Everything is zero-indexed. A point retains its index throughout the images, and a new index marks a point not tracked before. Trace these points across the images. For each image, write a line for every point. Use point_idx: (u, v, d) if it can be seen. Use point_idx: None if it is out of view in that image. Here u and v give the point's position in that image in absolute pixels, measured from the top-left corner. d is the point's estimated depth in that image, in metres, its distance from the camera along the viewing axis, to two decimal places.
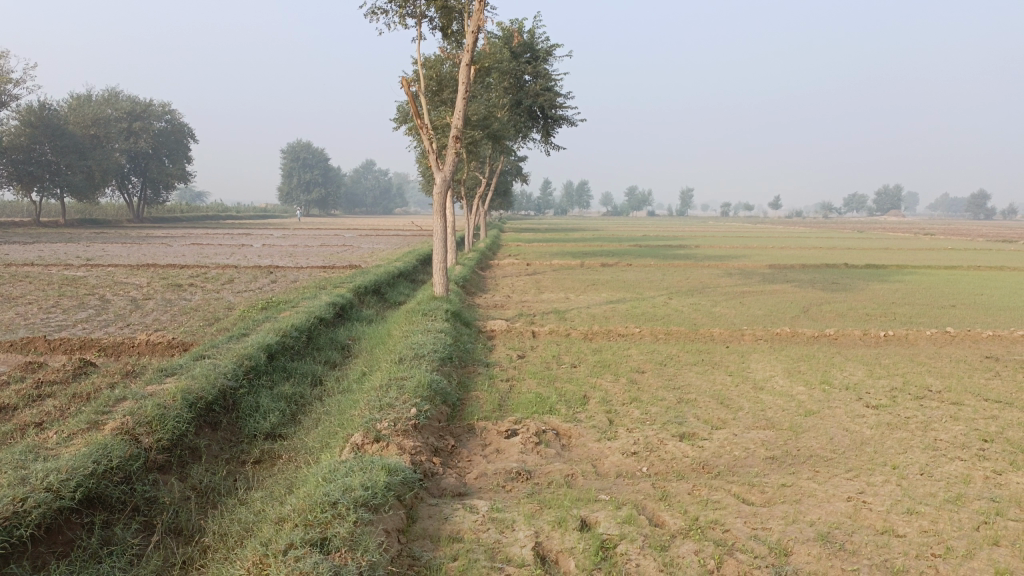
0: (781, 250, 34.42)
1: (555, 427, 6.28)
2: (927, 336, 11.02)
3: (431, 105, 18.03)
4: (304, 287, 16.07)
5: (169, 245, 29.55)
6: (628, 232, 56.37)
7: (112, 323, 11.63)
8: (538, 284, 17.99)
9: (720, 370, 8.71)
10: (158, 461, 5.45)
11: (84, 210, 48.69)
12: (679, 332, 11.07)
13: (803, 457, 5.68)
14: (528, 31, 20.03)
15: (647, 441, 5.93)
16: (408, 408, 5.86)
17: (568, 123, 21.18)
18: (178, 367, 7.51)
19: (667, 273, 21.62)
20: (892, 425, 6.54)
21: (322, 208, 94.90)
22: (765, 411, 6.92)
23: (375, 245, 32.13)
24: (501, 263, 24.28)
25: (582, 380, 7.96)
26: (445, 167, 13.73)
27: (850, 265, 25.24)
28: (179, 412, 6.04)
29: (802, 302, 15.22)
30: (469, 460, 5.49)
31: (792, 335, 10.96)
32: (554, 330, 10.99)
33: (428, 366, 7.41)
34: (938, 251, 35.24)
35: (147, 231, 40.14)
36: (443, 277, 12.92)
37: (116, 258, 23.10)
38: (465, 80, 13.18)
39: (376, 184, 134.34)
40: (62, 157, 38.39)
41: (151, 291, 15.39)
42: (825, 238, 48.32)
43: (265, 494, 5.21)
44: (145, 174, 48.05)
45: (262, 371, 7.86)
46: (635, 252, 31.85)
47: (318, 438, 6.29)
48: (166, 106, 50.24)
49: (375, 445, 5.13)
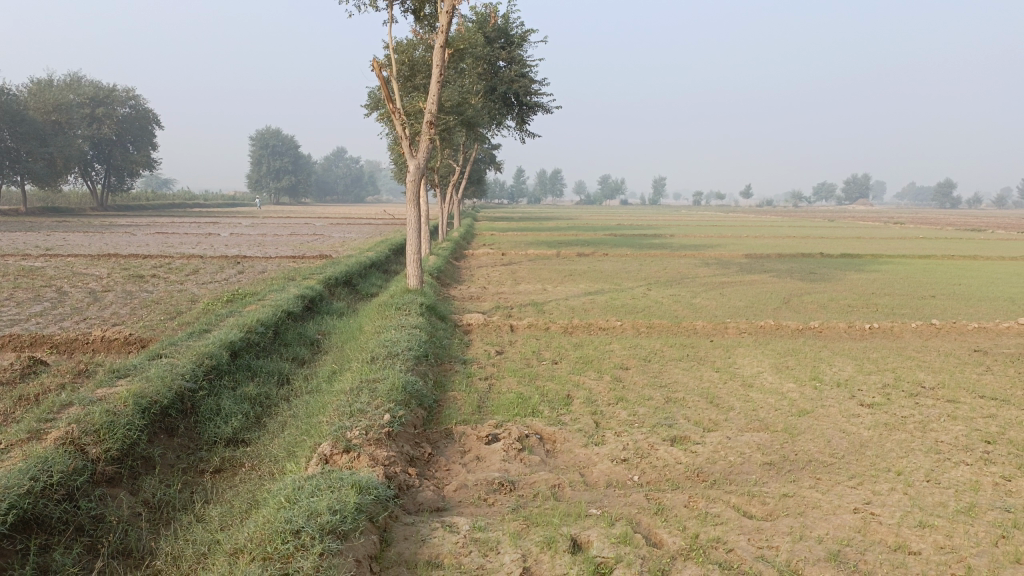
0: (755, 239, 34.42)
1: (539, 431, 5.90)
2: (913, 329, 10.82)
3: (403, 91, 17.50)
4: (273, 278, 15.47)
5: (133, 234, 28.70)
6: (603, 221, 56.24)
7: (68, 317, 11.01)
8: (514, 275, 17.60)
9: (707, 366, 8.38)
10: (105, 474, 4.97)
11: (45, 198, 47.27)
12: (661, 325, 10.74)
13: (802, 462, 5.35)
14: (502, 16, 19.59)
15: (637, 446, 5.57)
16: (381, 414, 5.43)
17: (543, 111, 20.78)
18: (132, 367, 6.99)
19: (644, 262, 21.34)
20: (890, 425, 6.26)
21: (293, 195, 93.63)
22: (757, 411, 6.60)
23: (348, 234, 31.64)
24: (476, 253, 23.88)
25: (564, 379, 7.59)
26: (417, 154, 13.23)
27: (827, 254, 25.14)
28: (131, 419, 5.55)
29: (781, 292, 15.01)
30: (447, 470, 5.09)
31: (777, 327, 10.69)
32: (533, 324, 10.60)
33: (403, 365, 6.98)
34: (912, 240, 35.41)
35: (112, 220, 39.00)
36: (417, 269, 12.45)
37: (76, 247, 22.23)
38: (439, 65, 12.67)
39: (347, 172, 132.80)
40: (21, 143, 37.10)
41: (112, 283, 14.71)
42: (797, 227, 48.56)
43: (224, 511, 4.77)
44: (109, 161, 46.70)
45: (224, 370, 7.37)
46: (610, 241, 31.58)
47: (285, 445, 5.84)
48: (130, 90, 48.80)
49: (345, 456, 4.72)
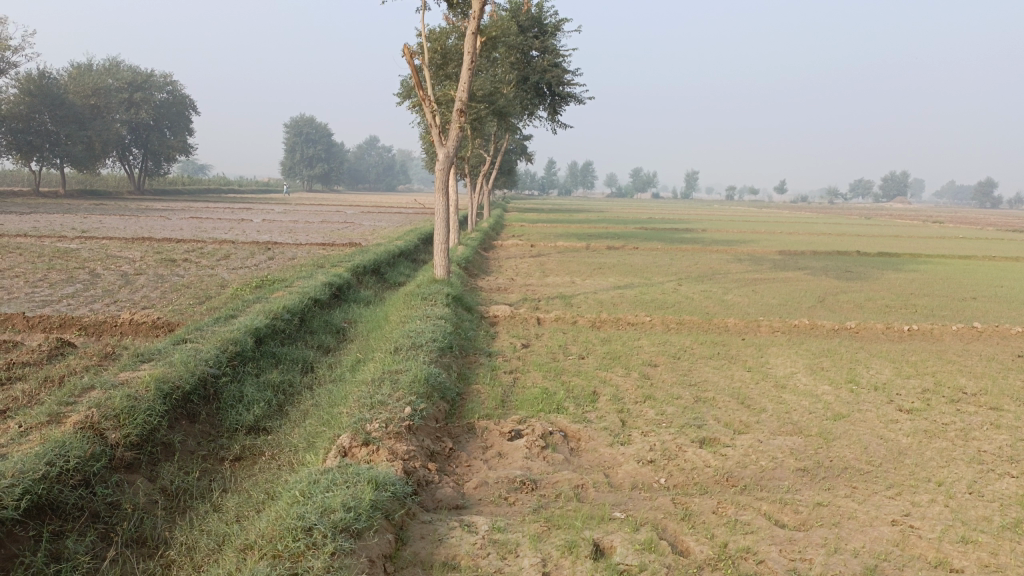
0: (790, 235, 33.82)
1: (563, 429, 5.74)
2: (953, 331, 10.46)
3: (435, 79, 17.37)
4: (301, 265, 15.48)
5: (167, 218, 28.99)
6: (633, 214, 55.70)
7: (99, 299, 11.07)
8: (543, 267, 17.43)
9: (738, 365, 8.16)
10: (124, 459, 4.93)
11: (84, 182, 48.04)
12: (691, 321, 10.51)
13: (837, 469, 5.14)
14: (536, 5, 19.36)
15: (665, 447, 5.39)
16: (402, 407, 5.31)
17: (576, 102, 20.52)
18: (156, 352, 6.95)
19: (675, 257, 21.03)
20: (930, 432, 6.01)
21: (325, 182, 94.22)
22: (790, 413, 6.37)
23: (377, 223, 31.66)
24: (505, 244, 23.74)
25: (591, 374, 7.42)
26: (447, 142, 13.08)
27: (863, 252, 24.57)
28: (152, 404, 5.50)
29: (816, 290, 14.66)
30: (468, 466, 4.97)
31: (812, 326, 10.39)
32: (560, 318, 10.43)
33: (426, 357, 6.87)
34: (952, 239, 34.51)
35: (147, 204, 39.49)
36: (444, 259, 12.34)
37: (111, 230, 22.47)
38: (471, 52, 12.48)
39: (380, 160, 133.34)
40: (61, 126, 37.62)
41: (143, 266, 14.81)
42: (832, 224, 47.66)
43: (241, 501, 4.70)
44: (146, 146, 47.27)
45: (248, 357, 7.31)
46: (641, 234, 31.22)
47: (306, 435, 5.76)
48: (168, 76, 49.27)
49: (364, 449, 4.61)
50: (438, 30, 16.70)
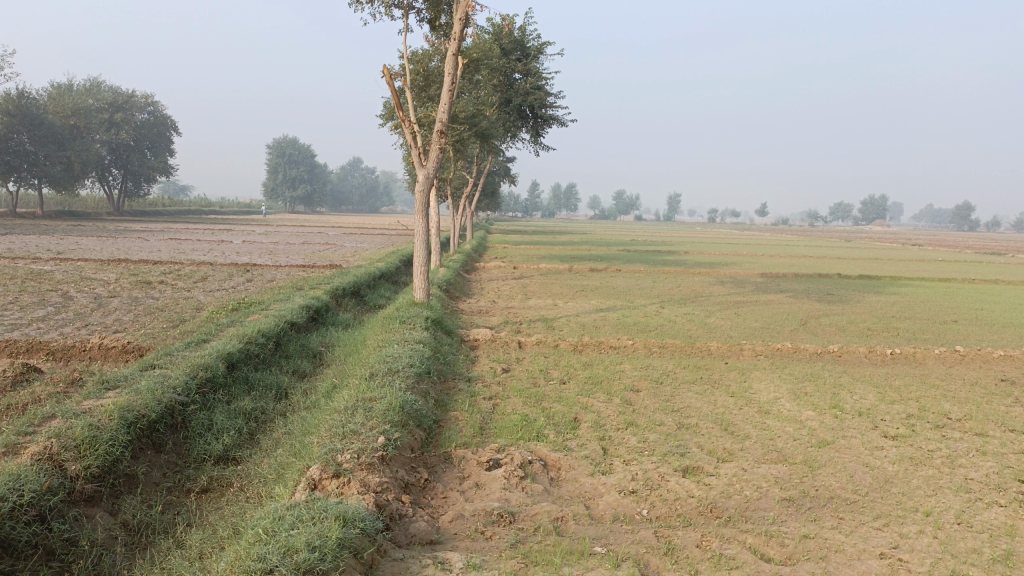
0: (772, 258, 33.96)
1: (543, 457, 5.58)
2: (935, 355, 10.43)
3: (417, 101, 17.33)
4: (280, 287, 15.27)
5: (146, 239, 28.66)
6: (616, 236, 55.86)
7: (69, 322, 10.81)
8: (525, 289, 17.32)
9: (721, 390, 8.04)
10: (83, 493, 4.71)
11: (63, 202, 47.54)
12: (674, 345, 10.40)
13: (823, 499, 5.01)
14: (519, 28, 19.44)
15: (647, 477, 5.24)
16: (375, 436, 5.14)
17: (558, 124, 20.59)
18: (123, 378, 6.72)
19: (658, 280, 20.99)
20: (916, 460, 5.90)
21: (308, 203, 93.93)
22: (775, 440, 6.25)
23: (359, 244, 31.50)
24: (487, 266, 23.64)
25: (572, 400, 7.27)
26: (428, 164, 12.97)
27: (844, 275, 24.69)
28: (115, 434, 5.29)
29: (798, 313, 14.63)
30: (444, 498, 4.79)
31: (794, 350, 10.32)
32: (541, 341, 10.29)
33: (402, 383, 6.69)
34: (931, 262, 34.83)
35: (126, 225, 39.07)
36: (424, 281, 12.19)
37: (88, 251, 22.12)
38: (452, 74, 12.42)
39: (363, 182, 133.21)
40: (40, 146, 37.22)
41: (118, 288, 14.54)
42: (813, 246, 48.04)
43: (205, 537, 4.49)
44: (126, 166, 46.89)
45: (220, 383, 7.11)
46: (624, 257, 31.23)
47: (276, 466, 5.57)
48: (149, 97, 49.01)
49: (334, 481, 4.44)
50: (420, 52, 16.69)
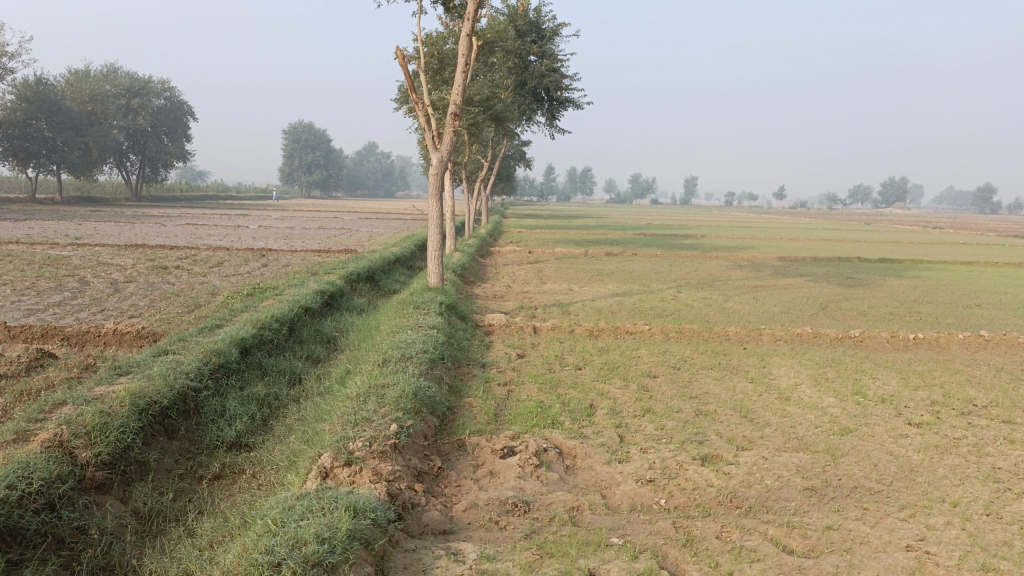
0: (791, 241, 33.60)
1: (558, 445, 5.49)
2: (960, 340, 10.22)
3: (432, 84, 17.19)
4: (295, 272, 15.24)
5: (163, 224, 28.74)
6: (631, 220, 55.48)
7: (86, 308, 10.80)
8: (540, 274, 17.20)
9: (740, 376, 7.90)
10: (95, 480, 4.66)
11: (82, 188, 47.84)
12: (691, 330, 10.25)
13: (847, 489, 4.88)
14: (534, 10, 19.19)
15: (665, 465, 5.12)
16: (387, 424, 5.06)
17: (574, 107, 20.38)
18: (135, 364, 6.68)
19: (674, 263, 20.79)
20: (942, 448, 5.75)
21: (324, 188, 94.06)
22: (796, 428, 6.11)
23: (375, 228, 31.47)
24: (502, 250, 23.51)
25: (588, 387, 7.16)
26: (442, 147, 12.82)
27: (864, 258, 24.35)
28: (126, 421, 5.24)
29: (818, 298, 14.42)
30: (457, 487, 4.71)
31: (815, 336, 10.14)
32: (557, 326, 10.17)
33: (416, 369, 6.60)
34: (953, 245, 34.29)
35: (144, 210, 39.20)
36: (438, 266, 12.09)
37: (105, 237, 22.19)
38: (466, 56, 12.24)
39: (378, 167, 133.15)
40: (59, 132, 37.37)
41: (134, 274, 14.55)
42: (831, 230, 47.51)
43: (216, 525, 4.45)
44: (144, 152, 47.04)
45: (232, 369, 7.05)
46: (640, 240, 30.98)
47: (288, 453, 5.51)
48: (166, 82, 49.06)
49: (346, 469, 4.37)
50: (434, 34, 16.52)
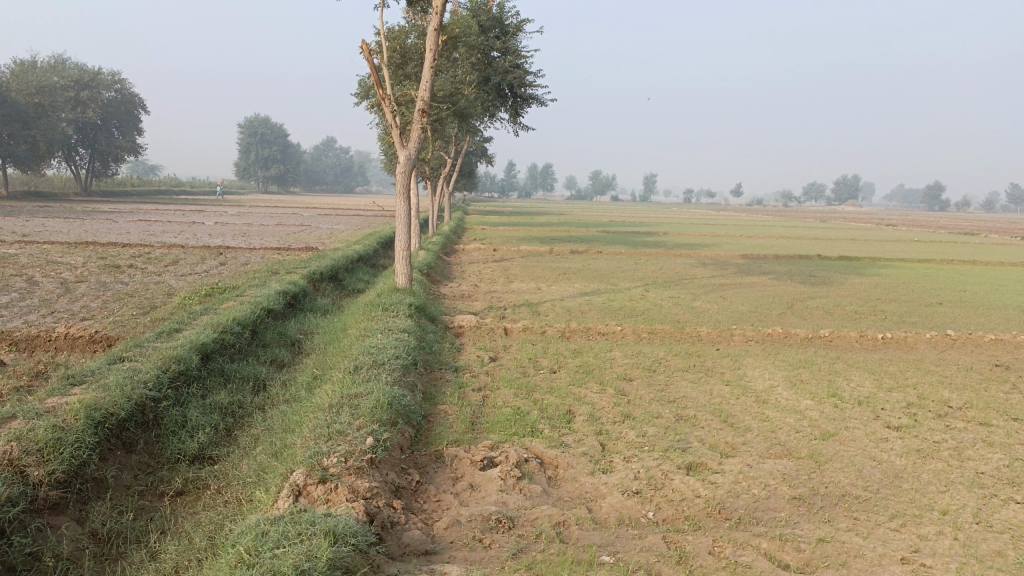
0: (750, 238, 33.95)
1: (539, 455, 5.31)
2: (926, 339, 10.31)
3: (395, 79, 16.84)
4: (255, 271, 14.81)
5: (115, 221, 27.84)
6: (593, 217, 55.57)
7: (34, 310, 10.28)
8: (506, 272, 17.01)
9: (716, 378, 7.81)
10: (48, 500, 4.35)
11: (28, 182, 46.25)
12: (663, 330, 10.16)
13: (834, 497, 4.79)
14: (497, 5, 18.96)
15: (650, 475, 4.97)
16: (364, 437, 4.83)
17: (539, 104, 20.22)
18: (89, 372, 6.32)
19: (639, 261, 20.78)
20: (923, 452, 5.71)
21: (282, 184, 92.60)
22: (777, 433, 6.02)
23: (335, 225, 30.94)
24: (467, 247, 23.30)
25: (564, 391, 6.98)
26: (409, 144, 12.50)
27: (825, 256, 24.68)
28: (81, 435, 4.91)
29: (784, 296, 14.48)
30: (437, 501, 4.50)
31: (786, 335, 10.12)
32: (528, 327, 9.99)
33: (389, 376, 6.36)
34: (908, 242, 35.02)
35: (95, 206, 37.95)
36: (406, 266, 11.81)
37: (54, 234, 21.39)
38: (433, 50, 11.95)
39: (337, 162, 131.58)
40: (4, 125, 36.03)
41: (85, 273, 13.98)
42: (789, 227, 48.29)
43: (182, 548, 4.18)
44: (94, 146, 45.62)
45: (194, 376, 6.72)
46: (603, 238, 31.05)
47: (256, 467, 5.25)
48: (117, 75, 47.59)
49: (321, 487, 4.14)
50: (397, 29, 16.16)
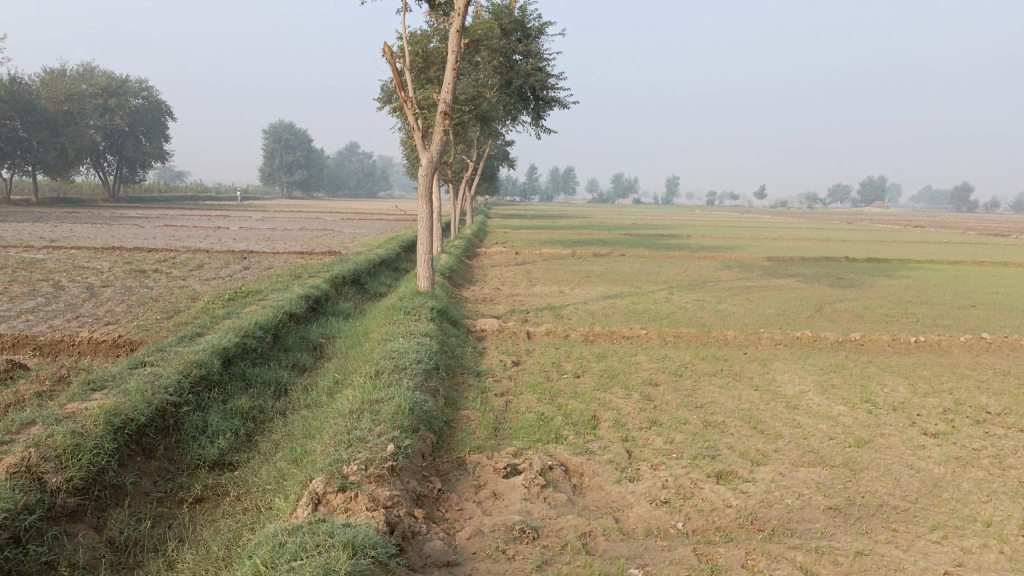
0: (775, 240, 33.55)
1: (564, 462, 5.18)
2: (961, 343, 10.03)
3: (416, 83, 16.80)
4: (278, 275, 14.82)
5: (141, 226, 28.12)
6: (616, 220, 55.28)
7: (60, 314, 10.33)
8: (528, 275, 16.90)
9: (744, 383, 7.63)
10: (66, 507, 4.30)
11: (58, 189, 46.95)
12: (689, 334, 9.98)
13: (872, 508, 4.61)
14: (519, 8, 18.86)
15: (679, 484, 4.82)
16: (384, 444, 4.73)
17: (561, 106, 20.09)
18: (110, 377, 6.28)
19: (663, 264, 20.57)
20: (963, 461, 5.50)
21: (305, 189, 93.28)
22: (809, 440, 5.83)
23: (358, 229, 31.03)
24: (489, 251, 23.22)
25: (589, 396, 6.84)
26: (430, 147, 12.41)
27: (852, 258, 24.29)
28: (100, 442, 4.86)
29: (812, 299, 14.22)
30: (459, 510, 4.39)
31: (815, 339, 9.90)
32: (551, 331, 9.85)
33: (410, 382, 6.26)
34: (937, 244, 34.44)
35: (122, 211, 38.41)
36: (428, 270, 11.73)
37: (81, 239, 21.61)
38: (454, 53, 11.86)
39: (360, 167, 132.34)
40: (34, 133, 36.58)
41: (111, 278, 14.06)
42: (815, 229, 47.71)
43: (199, 558, 4.10)
44: (121, 152, 46.18)
45: (214, 381, 6.67)
46: (626, 240, 30.83)
47: (276, 474, 5.17)
48: (143, 82, 48.19)
49: (340, 495, 4.05)
50: (419, 32, 16.13)
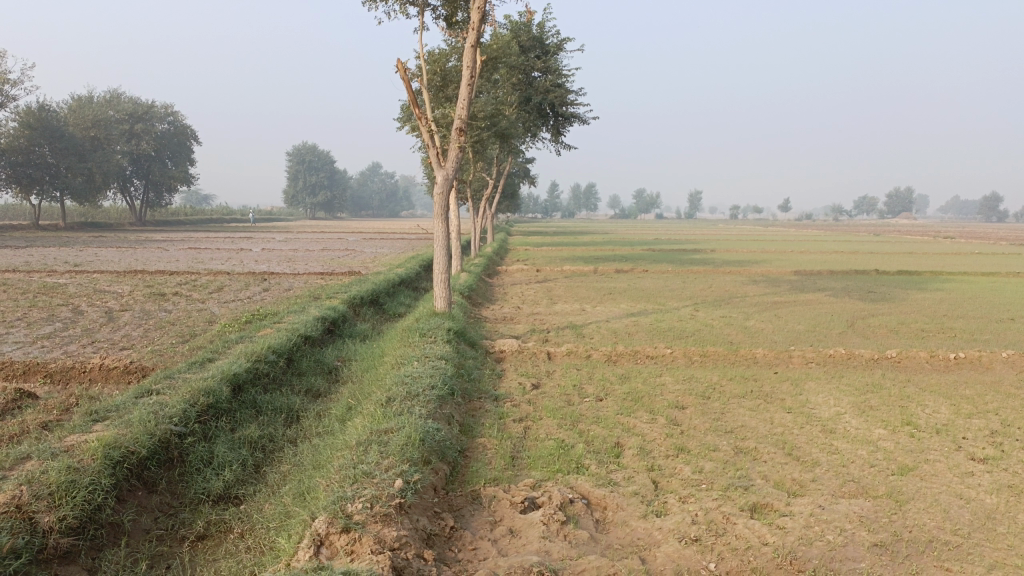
0: (801, 254, 33.03)
1: (586, 496, 4.86)
2: (1004, 359, 9.55)
3: (434, 102, 16.70)
4: (297, 297, 14.66)
5: (165, 249, 28.20)
6: (639, 235, 54.92)
7: (75, 340, 10.20)
8: (550, 293, 16.60)
9: (776, 404, 7.25)
10: (58, 548, 4.07)
11: (86, 213, 47.55)
12: (716, 352, 9.61)
13: (921, 544, 4.24)
14: (537, 25, 18.71)
15: (710, 519, 4.47)
16: (391, 479, 4.45)
17: (580, 122, 19.85)
18: (114, 407, 6.06)
19: (687, 280, 20.17)
20: (1016, 489, 5.10)
21: (328, 209, 93.91)
22: (849, 468, 5.45)
23: (379, 249, 30.94)
24: (510, 269, 22.98)
25: (612, 421, 6.52)
26: (446, 165, 12.17)
27: (883, 271, 23.67)
28: (97, 478, 4.62)
29: (843, 314, 13.75)
30: (473, 551, 4.08)
31: (849, 357, 9.47)
32: (572, 352, 9.53)
33: (423, 410, 5.97)
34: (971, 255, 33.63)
35: (149, 235, 38.66)
36: (444, 290, 11.47)
37: (105, 263, 21.69)
38: (469, 70, 11.62)
39: (383, 187, 133.23)
40: (62, 158, 37.01)
41: (131, 302, 13.96)
42: (843, 242, 46.94)
43: None
44: (147, 177, 46.62)
45: (223, 410, 6.44)
46: (650, 256, 30.48)
47: (281, 509, 4.91)
48: (169, 107, 48.81)
49: (343, 537, 3.78)
50: (437, 51, 16.02)
